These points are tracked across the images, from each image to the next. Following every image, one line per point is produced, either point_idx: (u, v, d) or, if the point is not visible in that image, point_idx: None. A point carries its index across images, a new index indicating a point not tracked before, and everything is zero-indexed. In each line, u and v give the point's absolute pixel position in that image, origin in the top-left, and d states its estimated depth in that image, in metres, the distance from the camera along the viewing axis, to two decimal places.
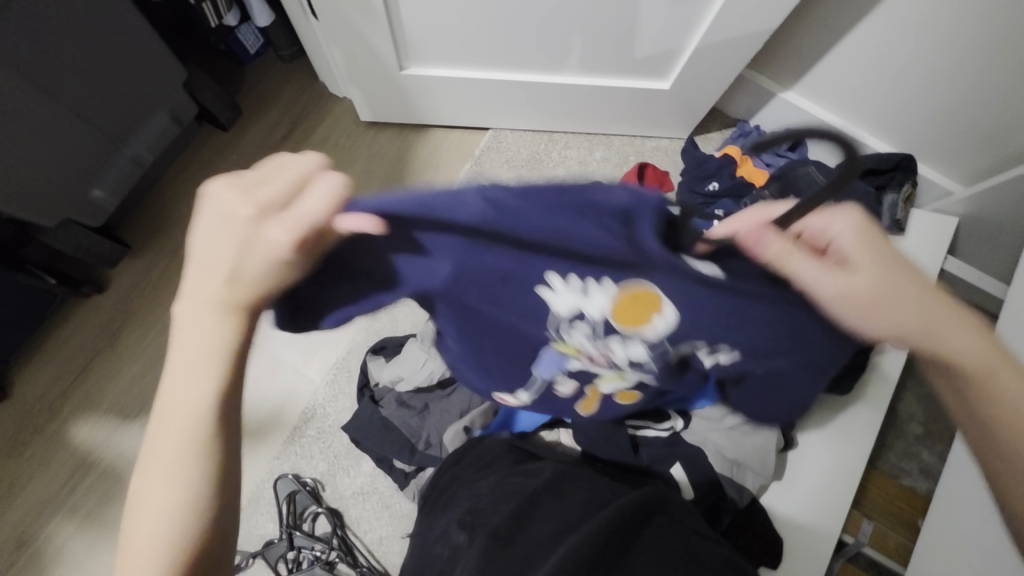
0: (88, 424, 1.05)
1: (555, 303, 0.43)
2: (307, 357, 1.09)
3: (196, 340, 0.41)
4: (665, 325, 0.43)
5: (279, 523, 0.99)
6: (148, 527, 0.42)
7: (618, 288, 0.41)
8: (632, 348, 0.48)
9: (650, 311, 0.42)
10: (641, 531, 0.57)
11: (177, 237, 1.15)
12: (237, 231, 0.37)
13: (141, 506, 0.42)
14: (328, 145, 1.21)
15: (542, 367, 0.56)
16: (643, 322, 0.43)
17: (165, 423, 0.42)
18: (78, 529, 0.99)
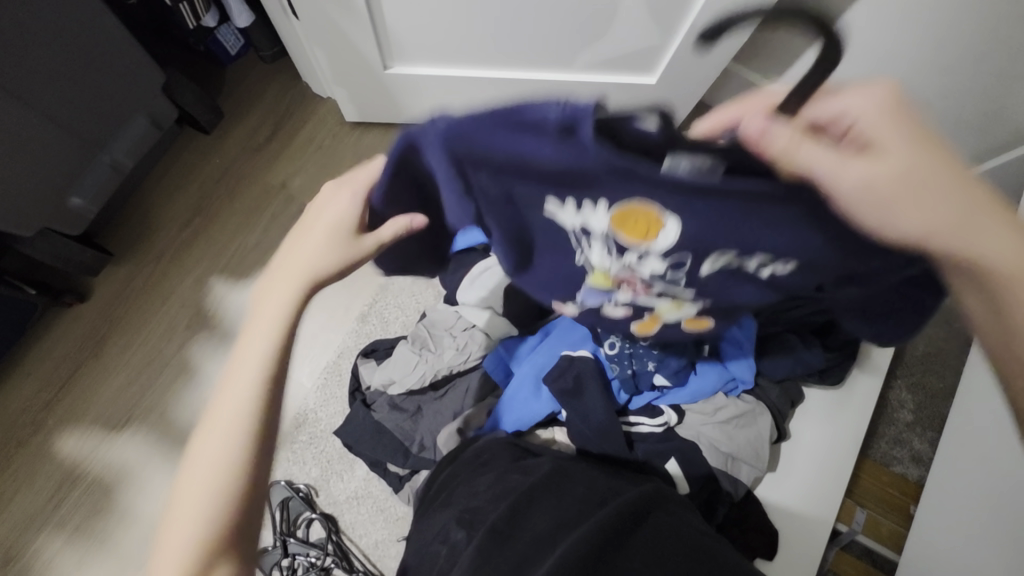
0: (74, 436, 1.03)
1: (564, 219, 0.45)
2: (298, 362, 1.07)
3: (274, 305, 0.52)
4: (674, 235, 0.43)
5: (273, 530, 0.98)
6: (202, 478, 0.48)
7: (612, 202, 0.42)
8: (651, 263, 0.47)
9: (651, 223, 0.42)
10: (637, 529, 0.57)
11: (161, 243, 1.13)
12: (322, 214, 0.52)
13: (200, 455, 0.49)
14: (312, 146, 1.19)
15: (585, 294, 0.56)
16: (651, 234, 0.44)
17: (232, 381, 0.51)
18: (67, 542, 0.97)
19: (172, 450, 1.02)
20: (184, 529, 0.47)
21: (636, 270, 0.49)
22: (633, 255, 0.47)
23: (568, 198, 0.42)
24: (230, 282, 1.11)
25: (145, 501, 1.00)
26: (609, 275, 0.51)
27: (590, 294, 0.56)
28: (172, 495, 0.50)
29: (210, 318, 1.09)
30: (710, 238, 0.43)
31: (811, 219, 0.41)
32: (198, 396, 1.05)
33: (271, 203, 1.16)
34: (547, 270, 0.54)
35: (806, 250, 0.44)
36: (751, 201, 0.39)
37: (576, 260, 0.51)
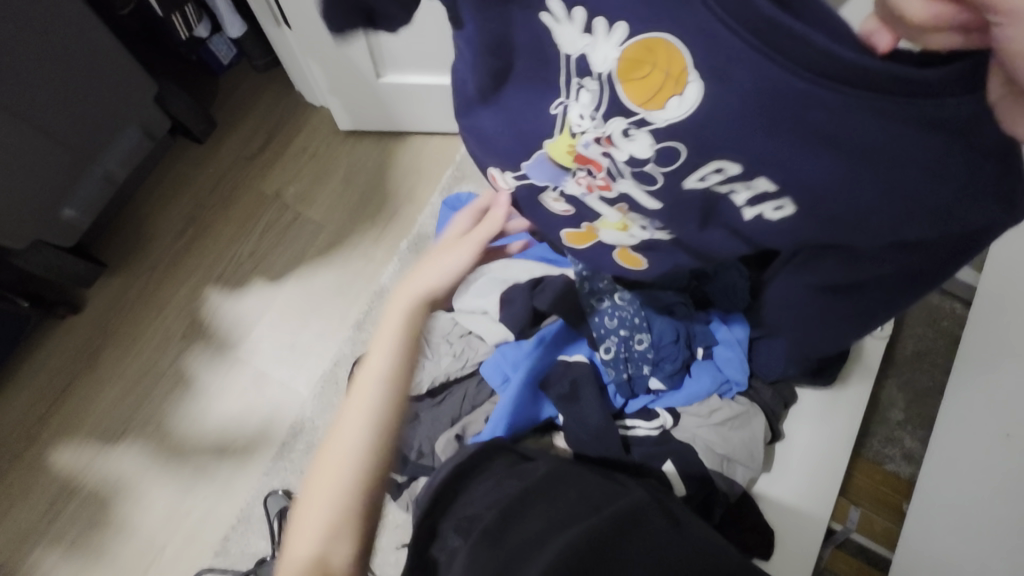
0: (69, 449, 1.02)
1: (558, 36, 0.42)
2: (294, 370, 1.07)
3: (403, 314, 0.62)
4: (683, 110, 0.39)
5: (272, 541, 0.98)
6: (340, 466, 0.55)
7: (630, 28, 0.38)
8: (638, 143, 0.43)
9: (670, 81, 0.38)
10: (629, 532, 0.57)
11: (155, 254, 1.13)
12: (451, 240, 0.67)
13: (334, 447, 0.56)
14: (306, 155, 1.20)
15: (536, 167, 0.52)
16: (659, 100, 0.40)
17: (362, 380, 0.59)
18: (64, 556, 0.97)
19: (169, 460, 1.02)
20: (323, 508, 0.54)
21: (608, 150, 0.46)
22: (619, 121, 0.43)
23: (598, 14, 0.39)
24: (225, 291, 1.11)
25: (143, 513, 0.99)
26: (579, 142, 0.47)
27: (544, 170, 0.52)
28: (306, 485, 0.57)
29: (205, 327, 1.09)
30: (723, 126, 0.38)
31: (871, 132, 0.34)
32: (194, 407, 1.05)
33: (266, 212, 1.16)
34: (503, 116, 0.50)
35: (814, 179, 0.38)
36: (817, 71, 0.33)
37: (550, 106, 0.47)
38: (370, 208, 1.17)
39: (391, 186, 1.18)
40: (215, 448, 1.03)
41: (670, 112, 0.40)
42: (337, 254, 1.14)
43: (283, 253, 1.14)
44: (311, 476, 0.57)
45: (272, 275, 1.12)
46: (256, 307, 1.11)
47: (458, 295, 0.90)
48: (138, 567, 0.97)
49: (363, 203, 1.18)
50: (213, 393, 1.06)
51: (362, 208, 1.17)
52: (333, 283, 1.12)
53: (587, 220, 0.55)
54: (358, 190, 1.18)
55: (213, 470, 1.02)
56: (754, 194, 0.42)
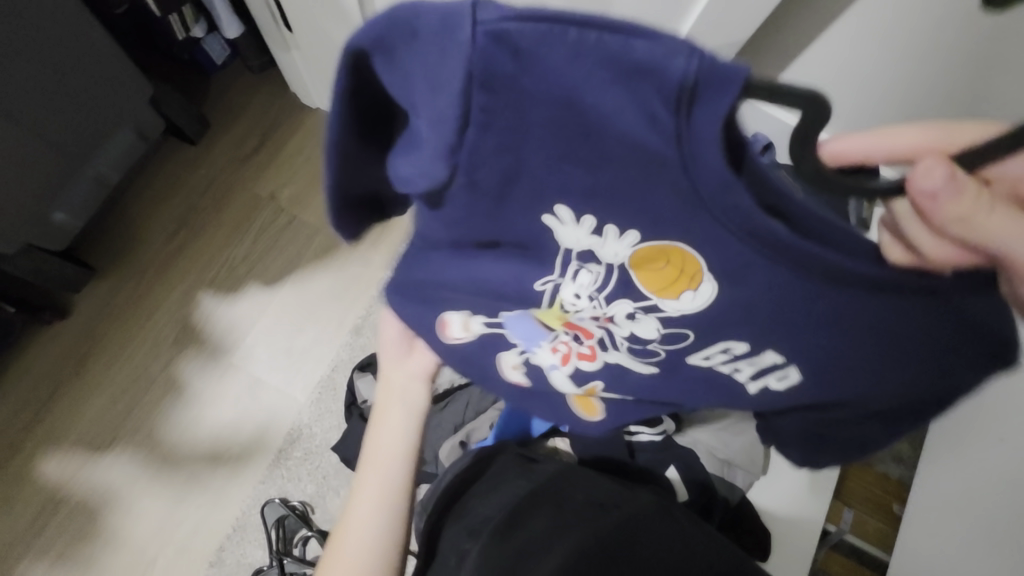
0: (55, 458, 0.99)
1: (561, 234, 0.38)
2: (290, 376, 1.06)
3: (384, 434, 0.65)
4: (696, 304, 0.39)
5: (269, 550, 0.96)
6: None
7: (642, 236, 0.35)
8: (642, 324, 0.44)
9: (683, 278, 0.37)
10: (635, 529, 0.58)
11: (145, 257, 1.10)
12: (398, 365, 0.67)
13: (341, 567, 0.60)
14: (301, 157, 1.18)
15: (517, 327, 0.52)
16: (671, 293, 0.39)
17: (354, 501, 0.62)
18: (50, 568, 0.94)
19: (160, 469, 1.00)
20: None
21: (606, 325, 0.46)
22: (625, 305, 0.43)
23: (608, 220, 0.35)
24: (218, 296, 1.09)
25: (135, 523, 0.97)
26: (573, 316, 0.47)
27: (532, 333, 0.51)
28: None
29: (198, 333, 1.07)
30: (735, 320, 0.39)
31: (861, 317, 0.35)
32: (188, 414, 1.03)
33: (261, 215, 1.14)
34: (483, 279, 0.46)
35: (791, 345, 0.40)
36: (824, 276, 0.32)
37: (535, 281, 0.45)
38: None
39: None
40: (208, 457, 1.01)
41: (683, 300, 0.39)
42: (334, 258, 1.13)
43: (278, 257, 1.12)
44: None
45: (268, 279, 1.11)
46: (250, 311, 1.09)
47: None
48: None
49: None
50: (207, 400, 1.04)
51: None
52: (331, 287, 1.11)
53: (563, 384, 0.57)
54: None
55: (206, 479, 1.00)
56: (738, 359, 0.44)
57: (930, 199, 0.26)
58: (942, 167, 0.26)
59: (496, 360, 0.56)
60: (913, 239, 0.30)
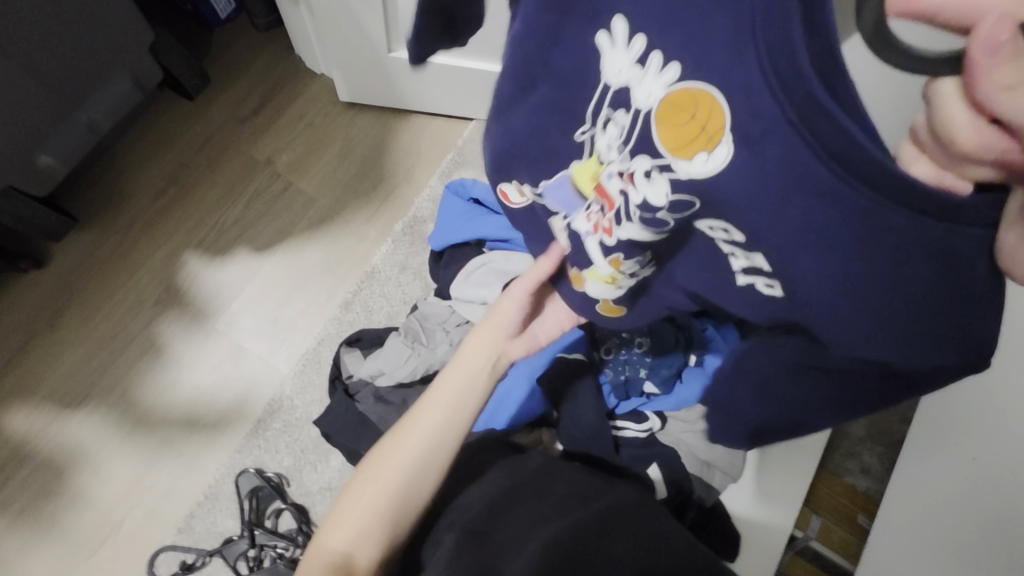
0: (23, 412, 0.96)
1: (607, 60, 0.40)
2: (275, 346, 1.04)
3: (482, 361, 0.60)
4: (708, 169, 0.36)
5: (241, 520, 0.95)
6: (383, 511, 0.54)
7: (682, 71, 0.36)
8: (656, 186, 0.39)
9: (702, 134, 0.36)
10: (617, 530, 0.56)
11: (130, 212, 1.06)
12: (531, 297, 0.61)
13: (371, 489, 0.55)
14: (302, 124, 1.15)
15: (556, 186, 0.49)
16: (686, 151, 0.37)
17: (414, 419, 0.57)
18: (11, 524, 0.92)
19: (133, 431, 0.97)
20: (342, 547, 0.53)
21: (625, 189, 0.42)
22: (644, 160, 0.40)
23: (656, 45, 0.37)
24: (205, 259, 1.06)
25: (104, 483, 0.95)
26: (603, 173, 0.43)
27: (568, 191, 0.48)
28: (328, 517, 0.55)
29: (182, 294, 1.04)
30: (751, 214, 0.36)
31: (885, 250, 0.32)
32: (166, 376, 1.00)
33: (255, 178, 1.11)
34: (522, 125, 0.49)
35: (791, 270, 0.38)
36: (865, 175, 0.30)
37: (577, 131, 0.45)
38: (365, 185, 1.14)
39: (389, 164, 1.16)
40: (184, 422, 0.99)
41: (706, 158, 0.36)
42: (328, 230, 1.10)
43: (270, 224, 1.09)
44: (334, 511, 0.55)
45: (258, 245, 1.08)
46: (238, 277, 1.06)
47: (456, 282, 0.90)
48: (93, 541, 0.92)
49: (359, 179, 1.14)
50: (187, 363, 1.01)
51: (358, 185, 1.14)
52: (322, 259, 1.09)
53: (576, 265, 0.50)
54: (355, 165, 1.15)
55: (181, 444, 0.98)
56: (734, 245, 0.39)
57: (995, 49, 0.25)
58: (1008, 19, 0.25)
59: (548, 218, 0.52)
60: (941, 109, 0.28)
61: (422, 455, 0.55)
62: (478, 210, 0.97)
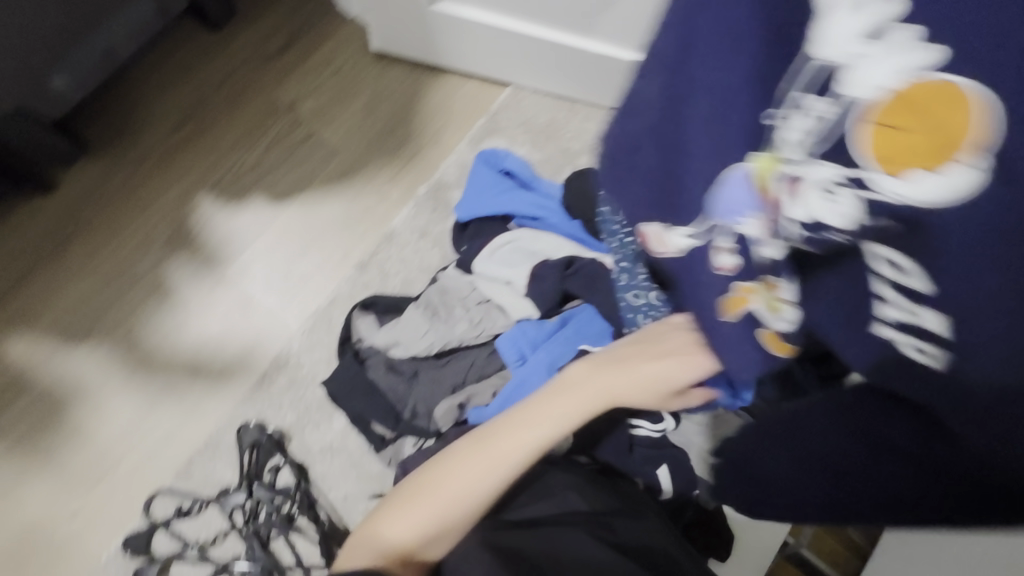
0: (24, 341, 0.94)
1: (822, 40, 0.38)
2: (285, 301, 1.01)
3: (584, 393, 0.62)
4: (944, 186, 0.36)
5: (240, 471, 0.94)
6: (430, 507, 0.59)
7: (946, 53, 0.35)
8: (847, 198, 0.39)
9: (942, 145, 0.35)
10: (659, 535, 0.56)
11: (144, 146, 1.02)
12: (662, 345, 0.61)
13: (431, 479, 0.60)
14: (330, 69, 1.10)
15: (726, 194, 0.44)
16: (917, 165, 0.36)
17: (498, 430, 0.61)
18: (8, 452, 0.91)
19: (135, 373, 0.95)
20: (392, 534, 0.58)
21: (804, 191, 0.41)
22: (831, 170, 0.40)
23: (917, 22, 0.36)
24: (219, 203, 1.02)
25: (102, 421, 0.93)
26: (777, 177, 0.41)
27: (733, 195, 0.43)
28: (391, 499, 0.61)
29: (193, 237, 1.00)
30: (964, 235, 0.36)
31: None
32: (171, 319, 0.98)
33: (276, 123, 1.06)
34: (708, 150, 0.43)
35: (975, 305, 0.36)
36: None
37: (762, 116, 0.41)
38: (390, 142, 1.09)
39: (417, 123, 1.10)
40: (187, 368, 0.97)
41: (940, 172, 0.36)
42: (348, 185, 1.06)
43: (288, 172, 1.05)
44: (398, 493, 0.62)
45: (276, 194, 1.04)
46: (252, 225, 1.02)
47: (479, 258, 0.86)
48: (89, 478, 0.92)
49: (384, 135, 1.09)
50: (194, 309, 0.98)
51: (383, 141, 1.09)
52: (340, 216, 1.05)
53: (741, 280, 0.45)
54: (381, 120, 1.10)
55: (183, 389, 0.96)
56: (899, 293, 0.39)
57: None
58: None
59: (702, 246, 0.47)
60: None
61: (507, 459, 0.60)
62: (508, 184, 0.94)
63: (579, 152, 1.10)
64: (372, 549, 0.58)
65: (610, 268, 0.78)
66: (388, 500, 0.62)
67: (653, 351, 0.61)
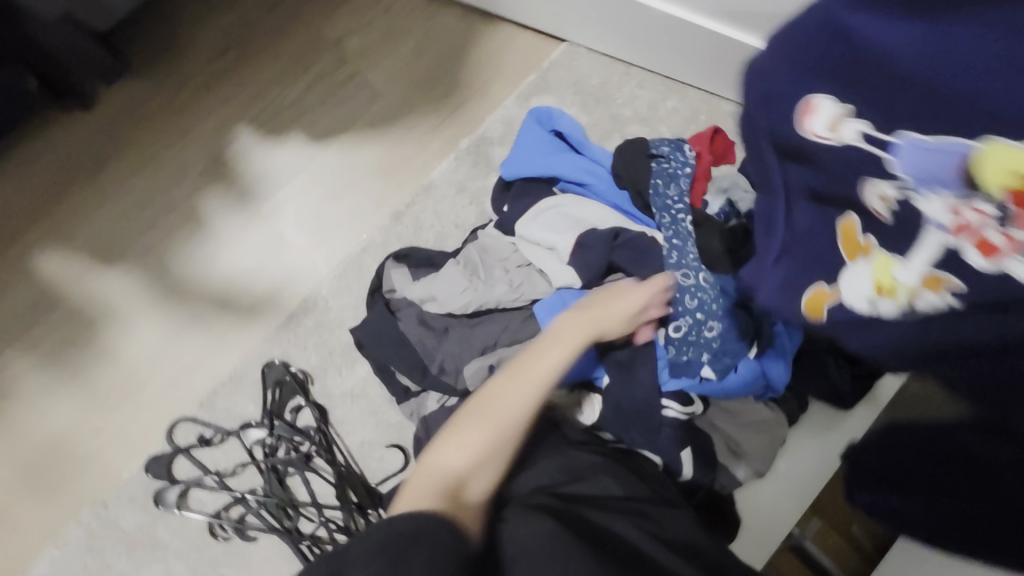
0: (57, 257, 0.93)
1: None
2: (317, 243, 0.99)
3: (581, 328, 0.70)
4: None
5: (262, 407, 0.95)
6: (485, 434, 0.60)
7: None
8: None
9: None
10: (687, 522, 0.59)
11: (185, 69, 0.99)
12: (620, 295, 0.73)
13: (484, 408, 0.62)
14: (380, 8, 1.07)
15: (917, 151, 0.37)
16: None
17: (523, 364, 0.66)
18: (37, 366, 0.92)
19: (164, 300, 0.95)
20: (449, 465, 0.58)
21: None
22: None
23: None
24: (258, 136, 0.99)
25: (130, 344, 0.94)
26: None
27: (933, 159, 0.36)
28: (438, 442, 0.61)
29: (229, 168, 0.98)
30: None
31: None
32: (203, 250, 0.97)
33: (321, 58, 1.03)
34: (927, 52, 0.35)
35: None
36: None
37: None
38: (436, 91, 1.05)
39: (466, 72, 1.06)
40: (216, 301, 0.96)
41: None
42: (389, 130, 1.03)
43: (329, 111, 1.02)
44: (445, 435, 0.61)
45: (315, 133, 1.01)
46: (290, 163, 1.00)
47: (522, 220, 0.84)
48: (115, 397, 0.93)
49: (430, 82, 1.05)
50: (226, 242, 0.97)
51: (429, 88, 1.05)
52: (379, 162, 1.02)
53: (879, 243, 0.39)
54: (429, 65, 1.06)
55: (211, 321, 0.96)
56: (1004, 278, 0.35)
57: None
58: None
59: (863, 182, 0.39)
60: None
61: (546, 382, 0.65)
62: (558, 146, 0.91)
63: (629, 120, 1.06)
64: (437, 479, 0.57)
65: (661, 245, 0.77)
66: (434, 443, 0.61)
67: (624, 291, 0.73)
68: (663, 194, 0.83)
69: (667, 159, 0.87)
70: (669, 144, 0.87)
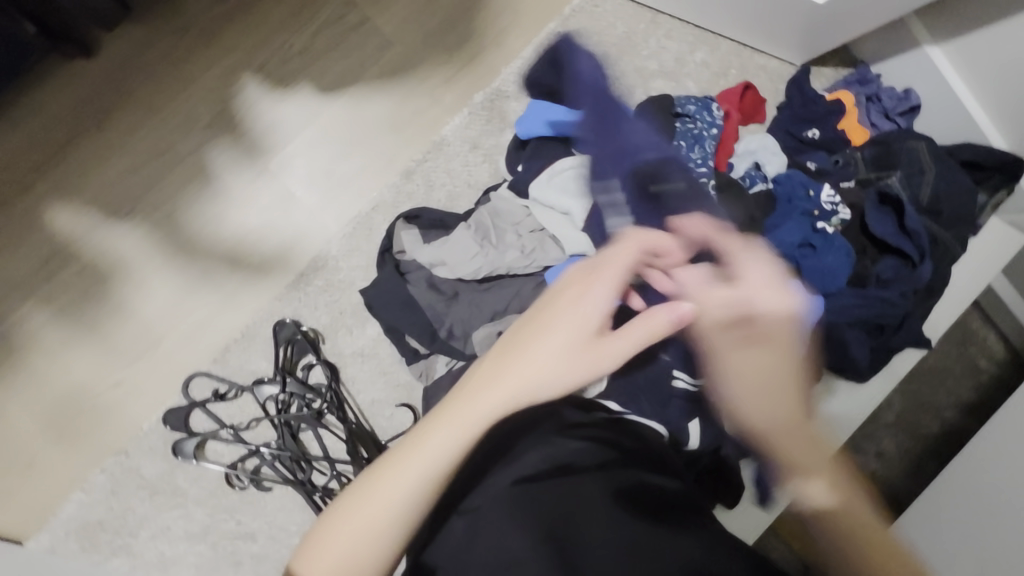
0: (68, 211, 0.92)
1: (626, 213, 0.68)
2: (326, 201, 0.97)
3: (507, 385, 0.54)
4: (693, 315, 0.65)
5: (274, 364, 0.96)
6: (354, 540, 0.52)
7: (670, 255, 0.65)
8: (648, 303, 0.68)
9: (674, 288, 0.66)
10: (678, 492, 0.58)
11: (188, 14, 0.94)
12: (559, 313, 0.56)
13: (357, 514, 0.52)
14: None
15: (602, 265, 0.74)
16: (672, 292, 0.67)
17: (409, 455, 0.53)
18: (53, 320, 0.92)
19: (175, 258, 0.95)
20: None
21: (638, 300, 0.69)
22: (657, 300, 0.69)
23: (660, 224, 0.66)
24: (265, 87, 0.95)
25: (143, 299, 0.94)
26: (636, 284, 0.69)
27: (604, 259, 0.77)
28: (309, 536, 0.54)
29: (236, 121, 0.95)
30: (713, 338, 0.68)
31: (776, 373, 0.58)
32: (213, 206, 0.95)
33: (330, 2, 0.97)
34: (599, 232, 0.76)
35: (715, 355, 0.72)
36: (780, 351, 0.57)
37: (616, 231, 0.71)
38: (450, 38, 1.00)
39: (482, 18, 1.00)
40: (226, 259, 0.96)
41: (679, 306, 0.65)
42: (400, 81, 0.99)
43: (338, 62, 0.97)
44: (315, 531, 0.54)
45: (323, 85, 0.96)
46: (298, 116, 0.96)
47: (535, 181, 0.81)
48: (131, 351, 0.94)
49: (443, 31, 1.00)
50: (234, 198, 0.96)
51: (442, 35, 0.99)
52: (391, 115, 0.98)
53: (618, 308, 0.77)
54: (442, 11, 1.00)
55: (222, 279, 0.96)
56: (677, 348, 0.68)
57: None
58: None
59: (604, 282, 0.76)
60: None
61: (422, 472, 0.52)
62: None
63: (653, 74, 1.04)
64: None
65: None
66: (306, 536, 0.54)
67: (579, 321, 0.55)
68: (687, 156, 0.79)
69: (692, 119, 0.82)
70: (696, 103, 0.83)
